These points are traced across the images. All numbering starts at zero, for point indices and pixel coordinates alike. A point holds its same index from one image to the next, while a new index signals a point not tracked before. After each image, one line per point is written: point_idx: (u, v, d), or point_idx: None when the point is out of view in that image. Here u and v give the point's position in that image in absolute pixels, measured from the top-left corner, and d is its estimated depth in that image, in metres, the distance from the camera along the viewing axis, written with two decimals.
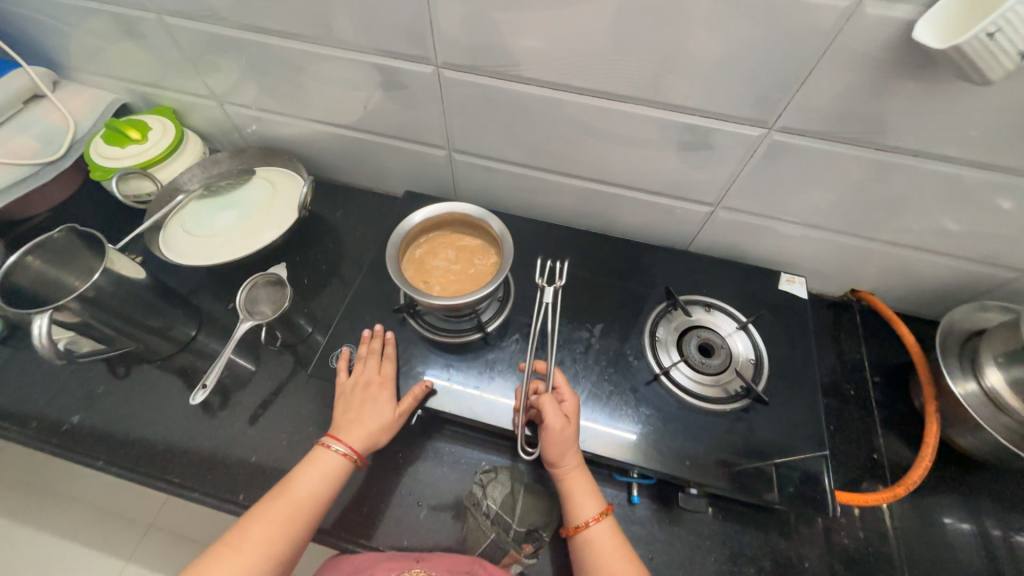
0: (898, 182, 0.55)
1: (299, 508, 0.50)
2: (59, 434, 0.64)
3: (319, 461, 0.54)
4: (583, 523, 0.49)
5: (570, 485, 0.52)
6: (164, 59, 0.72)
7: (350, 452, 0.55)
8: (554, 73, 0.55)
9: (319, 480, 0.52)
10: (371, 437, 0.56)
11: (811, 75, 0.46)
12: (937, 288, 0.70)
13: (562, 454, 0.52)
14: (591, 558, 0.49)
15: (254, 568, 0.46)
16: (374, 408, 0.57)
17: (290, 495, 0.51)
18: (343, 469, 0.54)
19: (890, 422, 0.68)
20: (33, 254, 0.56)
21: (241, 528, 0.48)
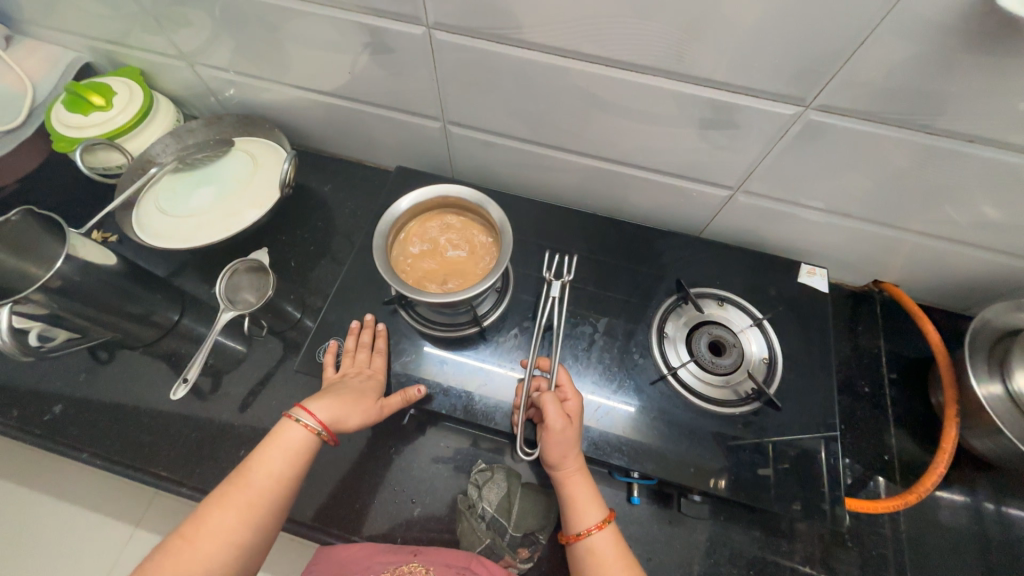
0: (946, 169, 0.49)
1: (263, 492, 0.44)
2: (42, 424, 0.62)
3: (281, 439, 0.47)
4: (585, 532, 0.47)
5: (571, 490, 0.49)
6: (123, 13, 0.64)
7: (316, 424, 0.49)
8: (561, 37, 0.48)
9: (282, 460, 0.46)
10: (341, 410, 0.50)
11: (863, 46, 0.40)
12: (968, 282, 0.65)
13: (564, 456, 0.49)
14: (592, 568, 0.46)
15: (216, 560, 0.41)
16: (353, 392, 0.52)
17: (250, 479, 0.45)
18: (307, 445, 0.48)
19: (904, 421, 0.65)
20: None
21: (196, 519, 0.42)
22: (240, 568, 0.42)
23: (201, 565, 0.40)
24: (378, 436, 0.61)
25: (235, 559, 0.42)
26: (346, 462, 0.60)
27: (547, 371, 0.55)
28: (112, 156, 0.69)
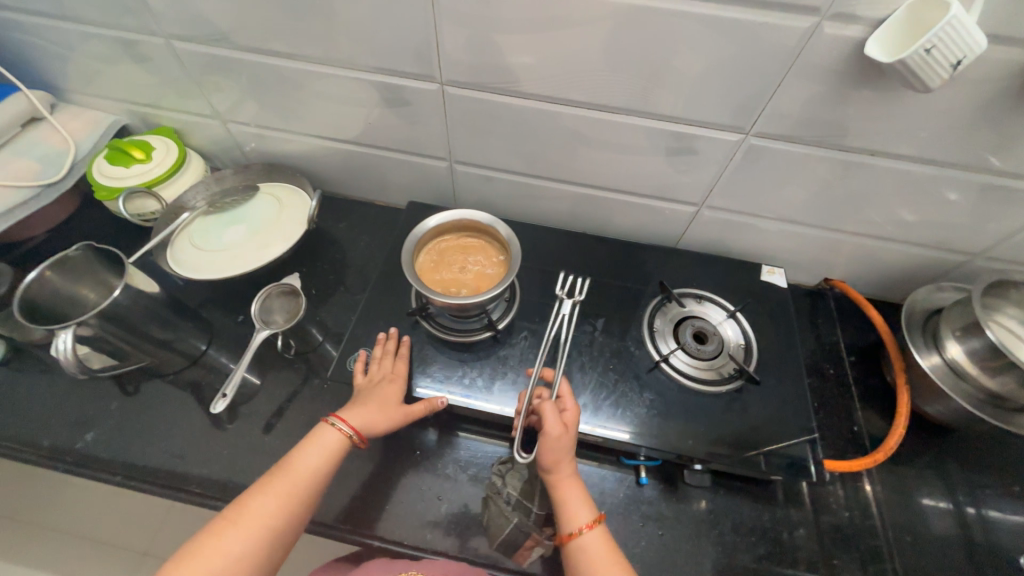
0: (859, 178, 0.62)
1: (299, 483, 0.51)
2: (74, 452, 0.64)
3: (319, 439, 0.55)
4: (577, 530, 0.51)
5: (564, 493, 0.54)
6: (166, 79, 0.74)
7: (349, 429, 0.56)
8: (551, 88, 0.60)
9: (318, 458, 0.54)
10: (371, 419, 0.57)
11: (781, 86, 0.53)
12: (900, 273, 0.77)
13: (558, 459, 0.55)
14: (583, 560, 0.51)
15: (255, 541, 0.47)
16: (381, 399, 0.59)
17: (290, 472, 0.52)
18: (340, 447, 0.55)
19: (867, 396, 0.74)
20: (53, 270, 0.59)
21: (241, 504, 0.49)
22: (271, 553, 0.48)
23: (242, 543, 0.46)
24: (404, 440, 0.66)
25: (269, 543, 0.48)
26: (376, 468, 0.64)
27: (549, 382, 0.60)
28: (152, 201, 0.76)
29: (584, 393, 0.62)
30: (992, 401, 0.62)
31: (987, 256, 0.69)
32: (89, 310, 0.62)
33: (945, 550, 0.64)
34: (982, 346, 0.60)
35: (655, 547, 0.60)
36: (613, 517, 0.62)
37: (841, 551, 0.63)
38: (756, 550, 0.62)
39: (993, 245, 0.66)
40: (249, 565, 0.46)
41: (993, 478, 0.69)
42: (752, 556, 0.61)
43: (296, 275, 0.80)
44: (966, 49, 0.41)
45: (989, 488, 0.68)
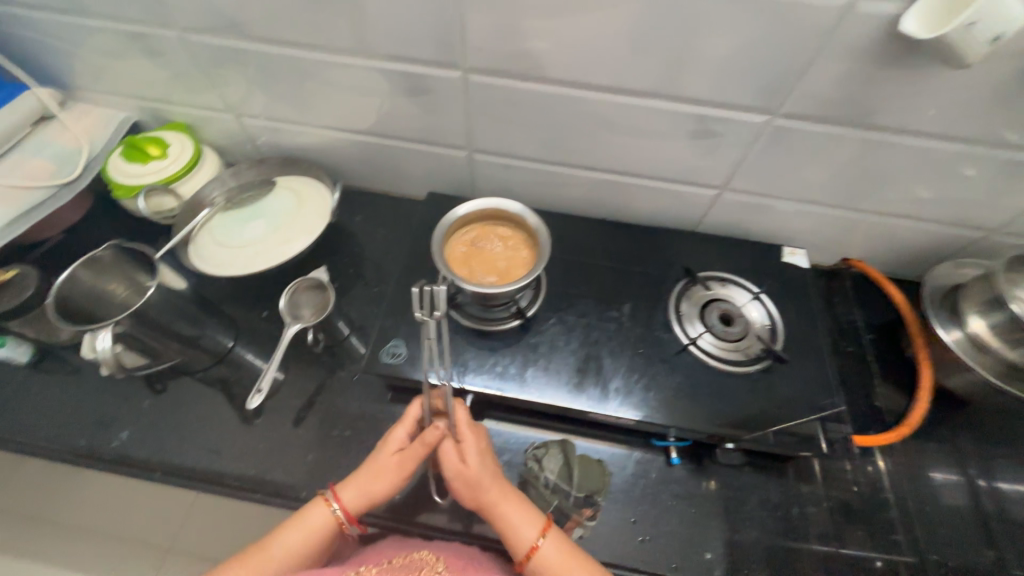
0: (883, 157, 0.62)
1: (275, 561, 0.51)
2: (110, 450, 0.65)
3: (304, 518, 0.53)
4: (523, 550, 0.50)
5: (506, 517, 0.52)
6: (179, 73, 0.73)
7: (340, 514, 0.53)
8: (577, 73, 0.59)
9: (299, 536, 0.52)
10: (365, 492, 0.54)
11: (811, 65, 0.53)
12: (917, 251, 0.78)
13: (475, 491, 0.53)
14: (546, 574, 0.50)
15: None
16: (374, 463, 0.55)
17: (266, 552, 0.51)
18: (330, 528, 0.53)
19: (887, 373, 0.76)
20: (82, 269, 0.60)
21: (218, 573, 0.50)
22: None
23: None
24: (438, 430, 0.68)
25: None
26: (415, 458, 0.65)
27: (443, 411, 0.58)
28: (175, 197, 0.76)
29: (616, 377, 0.63)
30: (1013, 372, 0.64)
31: (1005, 231, 0.70)
32: (120, 307, 0.63)
33: (963, 517, 0.66)
34: (1005, 319, 0.62)
35: (688, 524, 0.63)
36: (646, 497, 0.64)
37: (866, 522, 0.65)
38: (784, 523, 0.64)
39: (1012, 220, 0.67)
40: None
41: (1010, 448, 0.71)
42: (780, 530, 0.64)
43: (320, 268, 0.80)
44: (1004, 24, 0.41)
45: (1006, 458, 0.71)
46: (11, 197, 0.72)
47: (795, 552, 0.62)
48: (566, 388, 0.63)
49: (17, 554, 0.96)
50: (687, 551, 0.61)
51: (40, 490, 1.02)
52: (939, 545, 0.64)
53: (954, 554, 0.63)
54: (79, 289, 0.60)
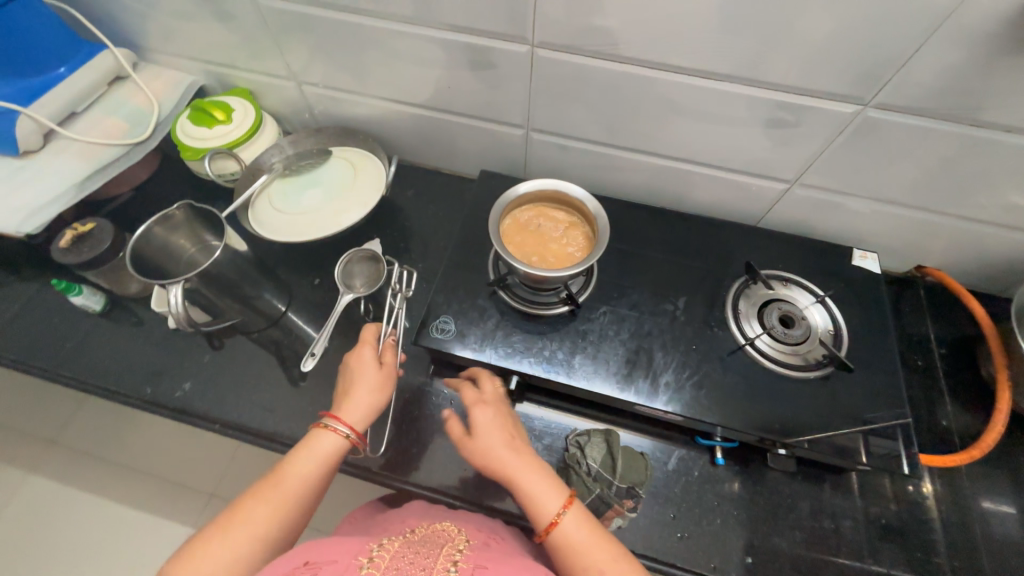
0: (986, 158, 0.57)
1: (294, 492, 0.48)
2: (174, 400, 0.68)
3: (314, 446, 0.52)
4: (544, 521, 0.46)
5: (525, 485, 0.49)
6: (247, 38, 0.73)
7: (346, 430, 0.53)
8: (653, 52, 0.56)
9: (314, 464, 0.51)
10: (367, 409, 0.55)
11: (920, 52, 0.48)
12: (1005, 263, 0.72)
13: (492, 455, 0.51)
14: (570, 552, 0.46)
15: (244, 552, 0.44)
16: (368, 380, 0.57)
17: (282, 482, 0.49)
18: (342, 449, 0.52)
19: (957, 391, 0.71)
20: (157, 225, 0.63)
21: (235, 509, 0.47)
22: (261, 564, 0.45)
23: (232, 551, 0.44)
24: None
25: (259, 553, 0.45)
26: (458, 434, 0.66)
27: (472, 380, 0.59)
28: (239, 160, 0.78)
29: (667, 372, 0.62)
30: None
31: None
32: (188, 262, 0.66)
33: None
34: None
35: (729, 525, 0.62)
36: (687, 493, 0.63)
37: (920, 543, 0.62)
38: (829, 535, 0.62)
39: None
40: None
41: None
42: (826, 541, 0.62)
43: (373, 241, 0.81)
44: None
45: None
46: (88, 153, 0.75)
47: (839, 565, 0.60)
48: (614, 378, 0.62)
49: (81, 486, 1.05)
50: (724, 551, 0.60)
51: (101, 430, 1.10)
52: (1000, 574, 0.61)
53: None
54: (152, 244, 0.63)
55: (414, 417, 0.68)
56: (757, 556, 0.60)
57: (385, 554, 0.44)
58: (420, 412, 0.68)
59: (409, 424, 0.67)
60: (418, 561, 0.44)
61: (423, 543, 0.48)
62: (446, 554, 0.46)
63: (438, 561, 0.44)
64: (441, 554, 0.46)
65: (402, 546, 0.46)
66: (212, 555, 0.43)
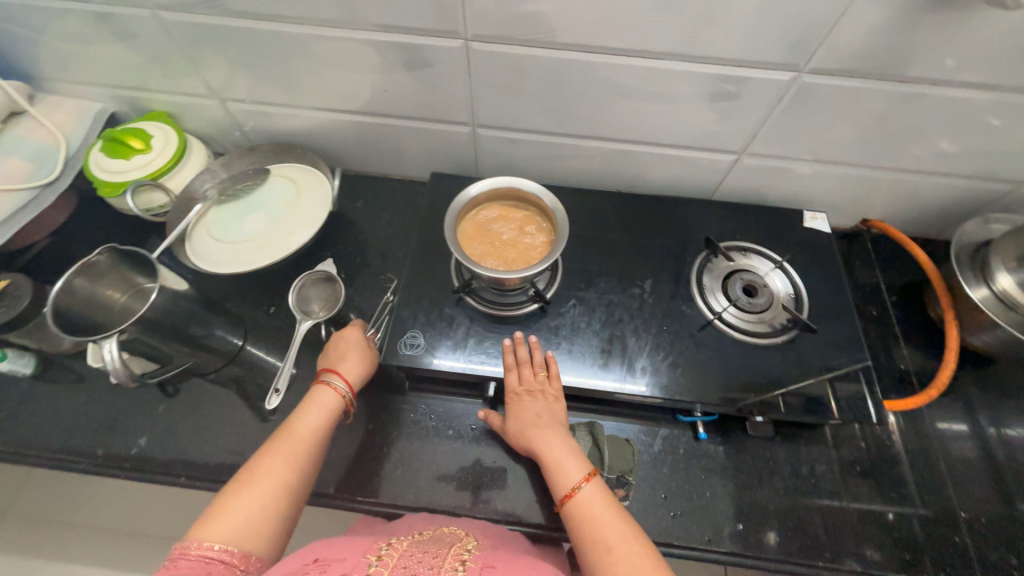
0: (916, 111, 0.59)
1: (305, 441, 0.53)
2: (131, 458, 0.63)
3: (317, 402, 0.56)
4: (568, 486, 0.50)
5: (551, 453, 0.54)
6: (154, 57, 0.67)
7: (343, 385, 0.58)
8: (590, 36, 0.55)
9: (319, 416, 0.55)
10: (358, 367, 0.61)
11: (845, 14, 0.49)
12: (941, 208, 0.76)
13: (533, 426, 0.57)
14: (585, 520, 0.48)
15: (269, 496, 0.47)
16: (353, 346, 0.63)
17: (293, 433, 0.53)
18: (341, 400, 0.57)
19: (910, 335, 0.75)
20: (78, 275, 0.57)
21: (253, 466, 0.49)
22: (285, 510, 0.48)
23: (259, 499, 0.47)
24: (462, 416, 0.67)
25: (282, 498, 0.48)
26: (442, 447, 0.65)
27: (512, 357, 0.61)
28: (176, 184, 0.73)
29: (641, 356, 0.62)
30: None
31: None
32: (119, 311, 0.61)
33: (989, 474, 0.67)
34: None
35: (718, 495, 0.63)
36: (675, 471, 0.65)
37: (894, 482, 0.66)
38: (812, 489, 0.65)
39: None
40: (265, 519, 0.46)
41: None
42: (809, 495, 0.64)
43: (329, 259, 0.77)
44: None
45: None
46: None
47: (825, 518, 0.63)
48: (591, 369, 0.62)
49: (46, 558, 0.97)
50: (716, 520, 0.62)
51: (59, 495, 1.01)
52: (968, 501, 0.65)
53: (978, 508, 0.64)
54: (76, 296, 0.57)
55: (396, 437, 0.65)
56: (747, 520, 0.62)
57: (394, 554, 0.42)
58: (399, 431, 0.66)
59: (391, 445, 0.65)
60: (427, 560, 0.42)
61: (432, 543, 0.46)
62: (453, 553, 0.44)
63: (446, 559, 0.43)
64: (448, 554, 0.44)
65: (411, 545, 0.44)
66: (243, 503, 0.46)
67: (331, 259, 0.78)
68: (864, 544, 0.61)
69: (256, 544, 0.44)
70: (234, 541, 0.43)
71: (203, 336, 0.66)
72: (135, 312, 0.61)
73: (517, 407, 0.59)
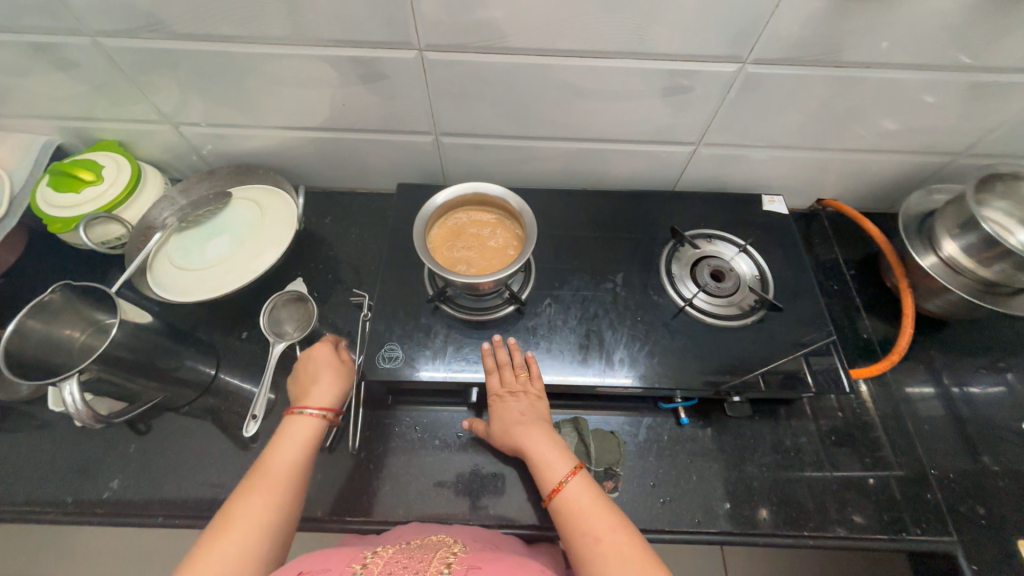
0: (855, 93, 0.62)
1: (280, 477, 0.50)
2: (104, 502, 0.60)
3: (291, 434, 0.54)
4: (554, 482, 0.50)
5: (537, 451, 0.54)
6: (98, 86, 0.65)
7: (319, 411, 0.56)
8: (542, 39, 0.56)
9: (293, 450, 0.53)
10: (332, 392, 0.59)
11: (780, 6, 0.51)
12: (888, 183, 0.80)
13: (516, 425, 0.57)
14: (572, 514, 0.48)
15: (249, 540, 0.45)
16: (323, 373, 0.60)
17: (267, 472, 0.50)
18: (315, 429, 0.55)
19: (871, 305, 0.79)
20: (32, 317, 0.54)
21: (226, 512, 0.47)
22: (267, 550, 0.46)
23: (238, 545, 0.44)
24: (448, 424, 0.67)
25: (263, 539, 0.46)
26: (430, 457, 0.64)
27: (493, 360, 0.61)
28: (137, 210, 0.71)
29: (619, 348, 0.63)
30: (987, 288, 0.67)
31: (969, 153, 0.72)
32: (80, 354, 0.58)
33: (954, 430, 0.70)
34: (977, 239, 0.64)
35: (705, 478, 0.65)
36: (662, 458, 0.66)
37: (868, 447, 0.68)
38: (793, 462, 0.67)
39: (975, 142, 0.69)
40: (248, 564, 0.44)
41: (987, 357, 0.76)
42: (791, 469, 0.66)
43: (299, 279, 0.76)
44: None
45: (986, 367, 0.75)
46: None
47: (807, 489, 0.65)
48: (571, 366, 0.62)
49: None
50: (706, 503, 0.63)
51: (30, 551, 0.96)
52: (937, 458, 0.68)
53: (947, 465, 0.67)
54: (30, 338, 0.54)
55: (382, 453, 0.64)
56: (736, 499, 0.64)
57: (379, 560, 0.42)
58: (386, 447, 0.65)
59: (378, 461, 0.64)
60: (412, 564, 0.42)
61: (420, 548, 0.46)
62: (439, 557, 0.44)
63: (431, 563, 0.43)
64: (433, 558, 0.44)
65: (397, 552, 0.44)
66: (220, 553, 0.43)
67: (301, 278, 0.76)
68: (847, 511, 0.63)
69: None
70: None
71: (173, 369, 0.64)
72: (96, 350, 0.59)
73: (500, 409, 0.59)
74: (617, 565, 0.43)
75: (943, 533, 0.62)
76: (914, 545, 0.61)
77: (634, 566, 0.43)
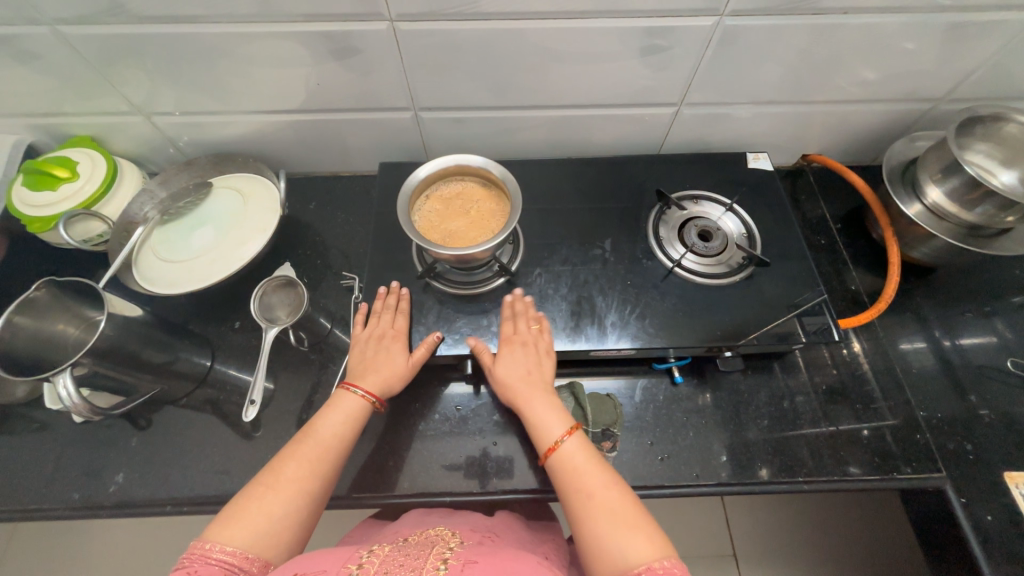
0: (834, 42, 0.61)
1: (326, 448, 0.52)
2: (110, 496, 0.61)
3: (340, 405, 0.56)
4: (552, 438, 0.52)
5: (537, 408, 0.55)
6: (63, 78, 0.63)
7: (368, 393, 0.57)
8: (512, 3, 0.55)
9: (341, 423, 0.55)
10: (385, 379, 0.58)
11: None
12: (872, 133, 0.80)
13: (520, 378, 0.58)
14: (568, 470, 0.50)
15: (289, 505, 0.47)
16: (390, 360, 0.60)
17: (317, 437, 0.53)
18: (363, 410, 0.56)
19: (858, 258, 0.80)
20: (19, 314, 0.55)
21: (276, 467, 0.50)
22: (303, 516, 0.48)
23: (280, 506, 0.47)
24: (444, 399, 0.68)
25: (302, 505, 0.48)
26: (429, 432, 0.65)
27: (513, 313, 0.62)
28: (132, 178, 0.72)
29: (610, 312, 0.64)
30: (970, 232, 0.68)
31: (949, 98, 0.72)
32: (77, 350, 0.59)
33: (942, 375, 0.72)
34: (960, 182, 0.64)
35: (699, 433, 0.66)
36: (658, 418, 0.67)
37: (857, 395, 0.70)
38: (784, 414, 0.69)
39: (956, 86, 0.69)
40: (285, 529, 0.46)
41: (973, 302, 0.77)
42: (783, 420, 0.68)
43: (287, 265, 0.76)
44: None
45: (972, 312, 0.76)
46: None
47: (800, 438, 0.67)
48: (564, 333, 0.63)
49: None
50: (703, 457, 0.65)
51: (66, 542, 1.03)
52: (927, 401, 0.70)
53: (936, 407, 0.69)
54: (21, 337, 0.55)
55: (382, 430, 0.65)
56: (733, 453, 0.65)
57: (375, 559, 0.41)
58: (386, 425, 0.66)
59: (379, 439, 0.65)
60: (408, 562, 0.42)
61: (416, 545, 0.47)
62: (436, 554, 0.44)
63: (427, 560, 0.43)
64: (431, 555, 0.45)
65: (393, 549, 0.44)
66: (262, 510, 0.46)
67: (289, 264, 0.76)
68: (840, 456, 0.65)
69: (271, 551, 0.45)
70: (257, 549, 0.44)
71: (168, 362, 0.64)
72: (88, 343, 0.58)
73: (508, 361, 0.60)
74: (609, 520, 0.45)
75: (933, 470, 0.64)
76: (905, 484, 0.63)
77: (624, 522, 0.44)
